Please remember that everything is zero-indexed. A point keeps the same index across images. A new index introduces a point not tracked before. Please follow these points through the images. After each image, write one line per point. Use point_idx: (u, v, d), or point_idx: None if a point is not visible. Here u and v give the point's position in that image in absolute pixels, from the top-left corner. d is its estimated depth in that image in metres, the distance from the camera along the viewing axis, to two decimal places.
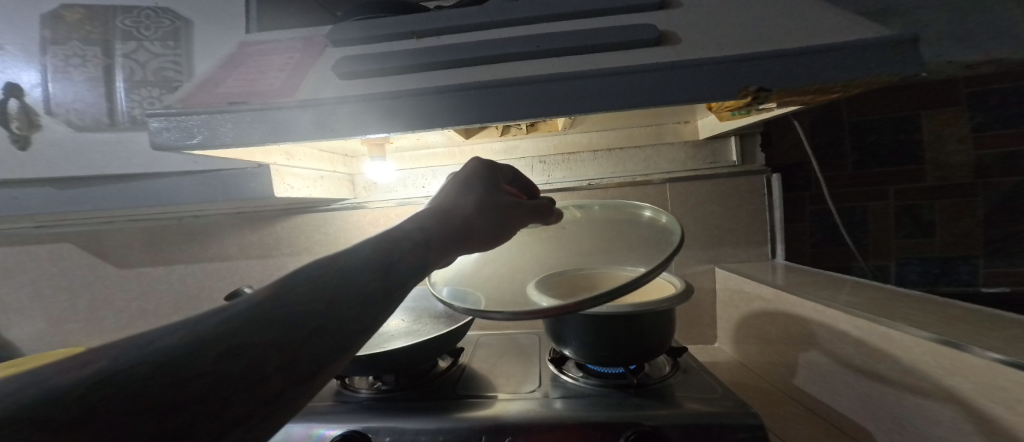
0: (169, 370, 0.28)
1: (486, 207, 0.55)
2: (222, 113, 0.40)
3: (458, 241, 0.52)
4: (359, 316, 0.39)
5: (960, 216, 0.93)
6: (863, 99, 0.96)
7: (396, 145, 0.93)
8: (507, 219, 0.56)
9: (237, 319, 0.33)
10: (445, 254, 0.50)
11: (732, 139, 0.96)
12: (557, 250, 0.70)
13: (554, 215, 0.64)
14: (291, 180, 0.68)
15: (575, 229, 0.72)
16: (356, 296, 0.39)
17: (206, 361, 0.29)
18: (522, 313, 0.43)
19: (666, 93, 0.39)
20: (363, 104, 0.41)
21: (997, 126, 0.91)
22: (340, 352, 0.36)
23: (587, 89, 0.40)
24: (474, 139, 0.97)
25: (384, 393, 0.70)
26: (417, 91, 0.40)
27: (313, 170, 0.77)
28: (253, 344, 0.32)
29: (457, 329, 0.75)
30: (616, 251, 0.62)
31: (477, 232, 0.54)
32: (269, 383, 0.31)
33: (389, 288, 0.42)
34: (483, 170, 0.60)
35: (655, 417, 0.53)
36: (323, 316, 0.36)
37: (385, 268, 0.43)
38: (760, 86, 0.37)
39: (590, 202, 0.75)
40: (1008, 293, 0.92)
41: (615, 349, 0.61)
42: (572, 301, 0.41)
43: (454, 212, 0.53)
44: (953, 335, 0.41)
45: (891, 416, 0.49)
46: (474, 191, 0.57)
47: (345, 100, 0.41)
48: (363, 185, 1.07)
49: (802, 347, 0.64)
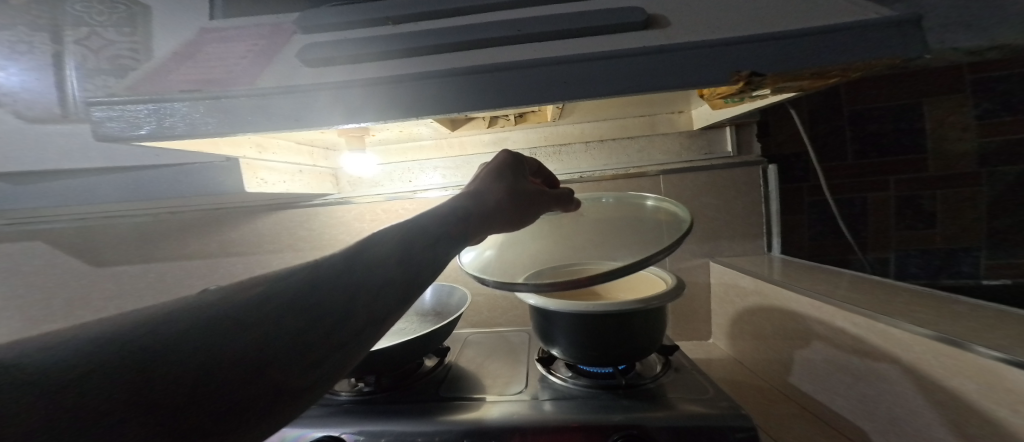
0: (205, 342, 0.31)
1: (516, 194, 0.57)
2: (173, 102, 0.36)
3: (485, 223, 0.53)
4: (375, 310, 0.40)
5: (963, 206, 0.91)
6: (863, 86, 0.93)
7: (379, 137, 0.91)
8: (535, 206, 0.58)
9: (268, 302, 0.35)
10: (472, 233, 0.52)
11: (727, 129, 0.93)
12: (564, 243, 0.67)
13: (574, 205, 0.64)
14: (264, 173, 0.65)
15: (588, 217, 0.69)
16: (373, 290, 0.40)
17: (233, 340, 0.32)
18: (545, 285, 0.45)
19: (655, 78, 0.36)
20: (324, 94, 0.37)
21: (1004, 113, 0.88)
22: (355, 343, 0.38)
23: (570, 74, 0.36)
24: (461, 130, 0.95)
25: (365, 395, 0.69)
26: (386, 81, 0.37)
27: (288, 163, 0.74)
28: (278, 330, 0.34)
29: (442, 329, 0.73)
30: (614, 245, 0.59)
31: (505, 215, 0.55)
32: (285, 368, 0.34)
33: (408, 281, 0.43)
34: (514, 159, 0.63)
35: (646, 418, 0.51)
36: (345, 306, 0.38)
37: (407, 261, 0.44)
38: (753, 70, 0.34)
39: (603, 194, 0.72)
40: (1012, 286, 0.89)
41: (604, 349, 0.59)
42: (586, 276, 0.43)
43: (486, 196, 0.55)
44: (954, 333, 0.38)
45: (889, 418, 0.47)
46: (506, 178, 0.59)
47: (306, 89, 0.37)
48: (347, 180, 1.08)
49: (798, 344, 0.62)
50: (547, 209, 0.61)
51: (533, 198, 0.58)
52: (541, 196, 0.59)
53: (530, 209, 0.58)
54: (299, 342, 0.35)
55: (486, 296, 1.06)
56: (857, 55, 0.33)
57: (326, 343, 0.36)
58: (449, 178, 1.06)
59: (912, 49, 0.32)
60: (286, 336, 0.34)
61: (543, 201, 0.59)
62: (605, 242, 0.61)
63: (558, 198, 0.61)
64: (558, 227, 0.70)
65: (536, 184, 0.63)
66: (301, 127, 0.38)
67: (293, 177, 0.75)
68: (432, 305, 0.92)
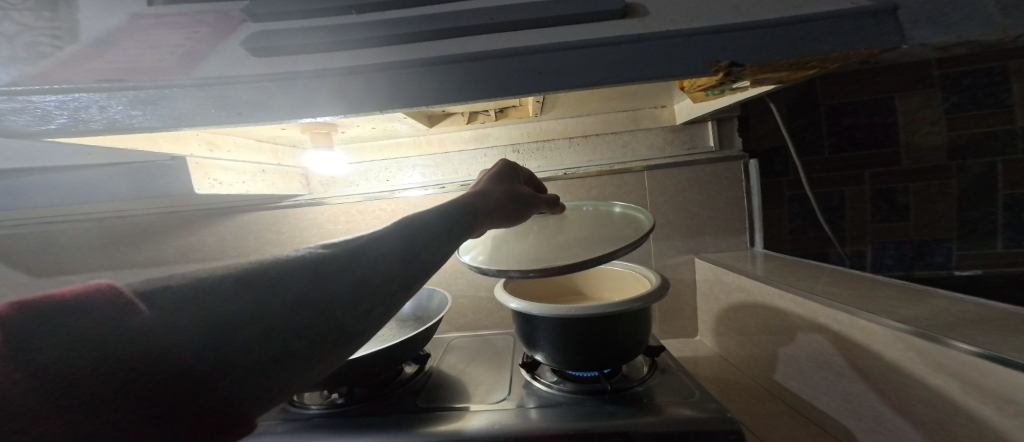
0: (232, 314, 0.31)
1: (515, 194, 0.59)
2: (92, 93, 0.32)
3: (487, 219, 0.54)
4: (388, 292, 0.40)
5: (934, 199, 0.93)
6: (838, 81, 0.95)
7: (350, 134, 0.87)
8: (532, 207, 0.61)
9: (288, 279, 0.35)
10: (477, 226, 0.53)
11: (709, 124, 0.92)
12: (549, 240, 0.64)
13: (559, 207, 0.67)
14: (217, 173, 0.61)
15: (573, 216, 0.68)
16: (383, 273, 0.41)
17: (256, 314, 0.32)
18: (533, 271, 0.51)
19: (633, 70, 0.33)
20: (272, 88, 0.34)
21: (970, 108, 0.91)
22: (366, 321, 0.39)
23: (544, 65, 0.34)
24: (440, 127, 0.92)
25: (337, 408, 0.65)
26: (345, 73, 0.34)
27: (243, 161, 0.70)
28: (297, 306, 0.34)
29: (421, 335, 0.70)
30: (596, 242, 0.58)
31: (506, 212, 0.57)
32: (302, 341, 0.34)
33: (417, 267, 0.43)
34: (511, 167, 0.64)
35: (632, 424, 0.50)
36: (358, 286, 0.39)
37: (414, 248, 0.44)
38: (733, 60, 0.32)
39: (584, 203, 0.71)
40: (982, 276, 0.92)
41: (589, 352, 0.57)
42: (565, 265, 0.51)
43: (488, 195, 0.56)
44: (931, 328, 0.38)
45: (873, 417, 0.46)
46: (507, 179, 0.61)
47: (249, 81, 0.33)
48: (319, 180, 1.04)
49: (781, 340, 0.62)
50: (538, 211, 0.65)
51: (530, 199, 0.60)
52: (536, 200, 0.62)
53: (526, 208, 0.60)
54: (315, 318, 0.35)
55: (470, 297, 1.03)
56: (846, 44, 0.31)
57: (339, 320, 0.37)
58: (430, 176, 1.03)
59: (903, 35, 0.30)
60: (302, 312, 0.35)
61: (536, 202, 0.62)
62: (590, 233, 0.62)
63: (548, 202, 0.65)
64: (547, 223, 0.68)
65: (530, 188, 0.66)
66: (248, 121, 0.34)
67: (254, 176, 0.71)
68: (412, 310, 0.88)
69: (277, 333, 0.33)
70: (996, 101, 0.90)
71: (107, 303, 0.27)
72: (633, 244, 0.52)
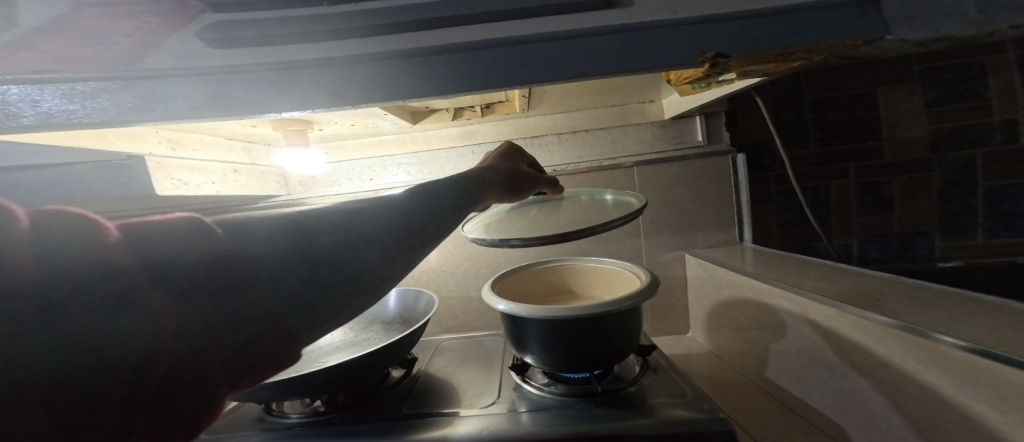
0: (233, 272, 0.29)
1: (519, 172, 0.67)
2: (26, 86, 0.29)
3: (493, 190, 0.61)
4: (397, 253, 0.40)
5: (917, 192, 0.95)
6: (823, 76, 0.95)
7: (328, 132, 0.84)
8: (532, 185, 0.69)
9: (292, 240, 0.34)
10: (485, 196, 0.59)
11: (697, 118, 0.92)
12: (548, 214, 0.67)
13: (557, 189, 0.74)
14: (182, 174, 0.70)
15: (571, 197, 0.72)
16: (390, 234, 0.40)
17: (261, 273, 0.30)
18: (533, 240, 0.56)
19: (619, 61, 0.32)
20: (236, 80, 0.31)
21: (951, 102, 0.92)
22: (376, 283, 0.37)
23: (530, 57, 0.32)
24: (424, 124, 0.90)
25: (318, 416, 0.63)
26: (316, 66, 0.31)
27: (215, 162, 0.82)
28: (304, 266, 0.33)
29: (407, 338, 0.68)
30: (590, 219, 0.60)
31: (510, 187, 0.64)
32: (309, 302, 0.32)
33: (423, 233, 0.43)
34: (515, 149, 0.72)
35: (623, 426, 0.48)
36: (365, 247, 0.38)
37: (416, 215, 0.44)
38: (718, 50, 0.31)
39: (580, 191, 0.73)
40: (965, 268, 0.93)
41: (578, 353, 0.55)
42: (558, 235, 0.55)
43: (495, 169, 0.63)
44: (918, 322, 0.38)
45: (867, 413, 0.46)
46: (512, 158, 0.70)
47: (210, 72, 0.31)
48: (298, 180, 1.02)
49: (772, 336, 0.62)
50: (538, 191, 0.72)
51: (529, 178, 0.68)
52: (536, 179, 0.70)
53: (527, 185, 0.68)
54: (322, 278, 0.34)
55: (460, 298, 1.01)
56: (839, 34, 0.30)
57: (347, 281, 0.35)
58: (415, 174, 1.00)
59: (902, 22, 0.29)
60: (308, 272, 0.33)
61: (536, 181, 0.70)
62: (586, 215, 0.62)
63: (549, 182, 0.72)
64: (547, 204, 0.71)
65: (532, 168, 0.73)
66: (206, 117, 0.31)
67: (225, 177, 0.84)
68: (398, 312, 0.86)
69: (284, 292, 0.31)
70: (974, 95, 0.92)
71: (176, 233, 0.28)
72: (624, 219, 0.54)
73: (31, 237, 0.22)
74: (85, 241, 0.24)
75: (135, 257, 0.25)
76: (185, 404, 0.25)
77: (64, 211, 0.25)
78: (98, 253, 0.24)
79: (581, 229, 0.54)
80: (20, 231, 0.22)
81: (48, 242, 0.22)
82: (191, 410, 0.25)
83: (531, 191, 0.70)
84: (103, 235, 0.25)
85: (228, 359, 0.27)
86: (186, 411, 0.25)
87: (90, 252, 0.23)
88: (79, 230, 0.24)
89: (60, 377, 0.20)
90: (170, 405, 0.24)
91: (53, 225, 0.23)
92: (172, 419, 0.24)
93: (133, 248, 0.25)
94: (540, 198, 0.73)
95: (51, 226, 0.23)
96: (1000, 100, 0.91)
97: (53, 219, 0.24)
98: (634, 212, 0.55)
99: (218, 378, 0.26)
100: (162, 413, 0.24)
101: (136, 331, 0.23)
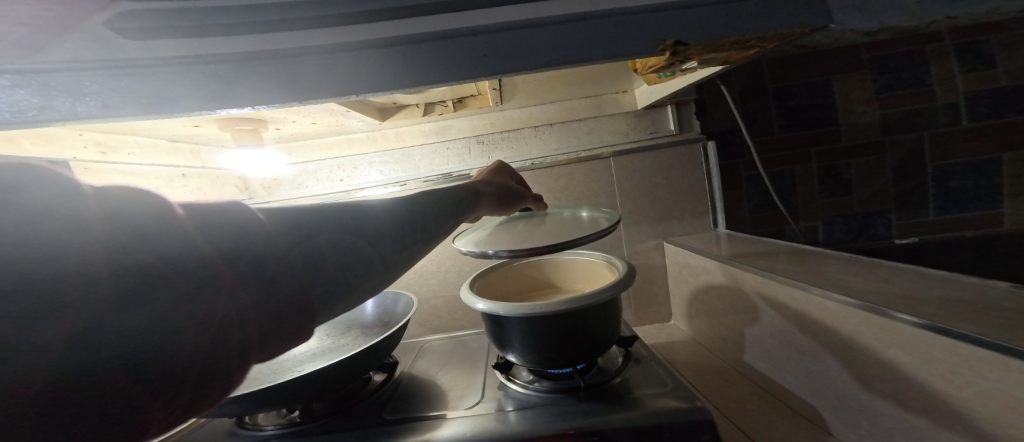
0: (262, 261, 0.29)
1: (510, 188, 0.69)
2: None
3: (485, 202, 0.62)
4: (399, 249, 0.41)
5: (873, 174, 1.00)
6: (783, 64, 0.98)
7: (283, 131, 0.80)
8: (521, 199, 0.71)
9: (303, 230, 0.34)
10: (478, 206, 0.61)
11: (669, 108, 0.93)
12: (535, 226, 0.68)
13: (542, 205, 0.76)
14: (116, 181, 0.69)
15: (556, 212, 0.73)
16: (392, 231, 0.41)
17: (284, 262, 0.31)
18: (521, 250, 0.56)
19: (580, 51, 0.31)
20: (162, 75, 0.27)
21: (898, 88, 0.98)
22: (381, 276, 0.38)
23: (492, 47, 0.30)
24: (394, 120, 0.86)
25: (295, 427, 0.60)
26: (260, 59, 0.29)
27: (157, 166, 0.77)
28: (320, 257, 0.33)
29: (385, 342, 0.64)
30: (569, 230, 0.62)
31: (504, 200, 0.66)
32: (324, 291, 0.33)
33: (422, 233, 0.44)
34: (506, 167, 0.75)
35: (606, 420, 0.48)
36: (374, 242, 0.38)
37: (413, 215, 0.45)
38: (677, 38, 0.30)
39: (564, 208, 0.75)
40: (921, 243, 0.99)
41: (561, 348, 0.55)
42: (542, 245, 0.57)
43: (489, 184, 0.65)
44: (875, 300, 0.40)
45: (836, 393, 0.48)
46: (505, 175, 0.73)
47: (139, 64, 0.27)
48: (260, 184, 0.97)
49: (746, 320, 0.63)
50: (524, 206, 0.73)
51: (519, 193, 0.71)
52: (525, 194, 0.72)
53: (516, 199, 0.70)
54: (337, 270, 0.34)
55: (443, 298, 0.98)
56: (789, 21, 0.30)
57: (358, 272, 0.36)
58: (389, 173, 0.97)
59: (847, 14, 0.30)
60: (323, 263, 0.33)
61: (525, 197, 0.72)
62: (566, 227, 0.64)
63: (536, 199, 0.74)
64: (534, 219, 0.71)
65: (520, 184, 0.76)
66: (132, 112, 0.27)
67: (170, 182, 0.80)
68: (377, 315, 0.83)
69: (305, 280, 0.32)
70: (919, 81, 0.97)
71: (224, 220, 0.29)
72: (599, 234, 0.57)
73: (102, 212, 0.23)
74: (147, 218, 0.25)
75: (191, 238, 0.26)
76: (224, 371, 0.27)
77: (132, 187, 0.26)
78: (149, 230, 0.24)
79: (557, 241, 0.57)
80: (72, 209, 0.22)
81: (122, 214, 0.24)
82: (228, 374, 0.27)
83: (522, 204, 0.72)
84: (170, 215, 0.26)
85: (262, 332, 0.28)
86: (224, 376, 0.27)
87: (151, 233, 0.24)
88: (124, 206, 0.24)
89: (126, 351, 0.22)
90: (210, 373, 0.26)
91: (102, 201, 0.24)
92: (212, 384, 0.26)
93: (180, 227, 0.26)
94: (526, 213, 0.73)
95: (101, 202, 0.24)
96: (942, 86, 0.97)
97: (121, 195, 0.25)
98: (607, 227, 0.59)
99: (252, 348, 0.28)
100: (206, 377, 0.26)
101: (190, 310, 0.25)
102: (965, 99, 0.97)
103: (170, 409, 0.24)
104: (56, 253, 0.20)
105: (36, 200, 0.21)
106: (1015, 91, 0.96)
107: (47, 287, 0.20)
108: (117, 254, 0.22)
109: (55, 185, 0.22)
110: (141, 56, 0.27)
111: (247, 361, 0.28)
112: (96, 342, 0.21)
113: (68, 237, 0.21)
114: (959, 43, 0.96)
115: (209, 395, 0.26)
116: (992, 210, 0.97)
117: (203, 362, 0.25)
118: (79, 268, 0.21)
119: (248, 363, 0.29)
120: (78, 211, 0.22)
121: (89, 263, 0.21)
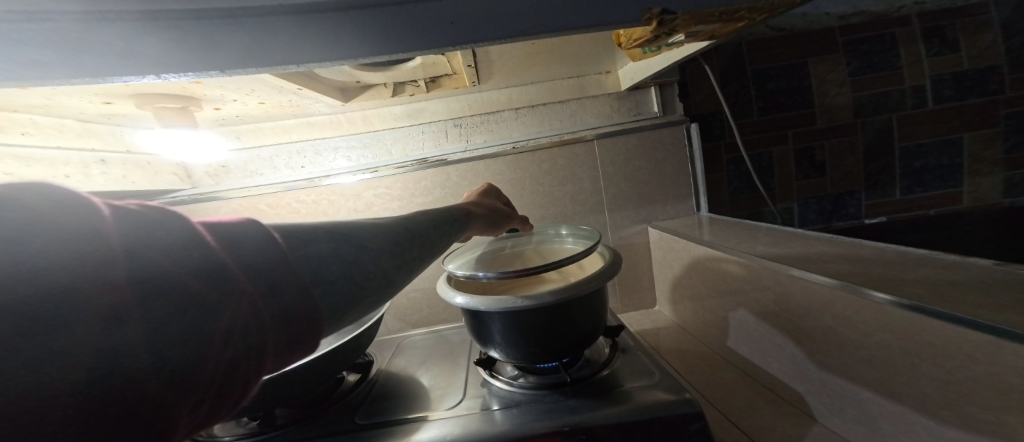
0: (278, 268, 0.27)
1: (497, 209, 0.67)
2: None
3: (473, 226, 0.60)
4: (398, 263, 0.39)
5: (845, 155, 1.02)
6: (762, 47, 0.97)
7: (224, 110, 0.71)
8: (507, 221, 0.69)
9: (303, 238, 0.31)
10: (469, 227, 0.59)
11: (652, 89, 0.91)
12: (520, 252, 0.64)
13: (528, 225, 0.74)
14: (11, 166, 0.59)
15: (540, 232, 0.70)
16: (389, 246, 0.39)
17: (298, 269, 0.28)
18: (510, 272, 0.51)
19: (561, 20, 0.27)
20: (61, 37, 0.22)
21: (868, 71, 1.00)
22: (382, 290, 0.36)
23: (464, 10, 0.26)
24: (361, 101, 0.79)
25: (258, 434, 0.55)
26: (183, 19, 0.23)
27: (63, 150, 0.67)
28: (326, 267, 0.31)
29: (355, 341, 0.59)
30: None
31: (493, 222, 0.65)
32: (336, 297, 0.31)
33: (420, 250, 0.43)
34: (493, 193, 0.73)
35: (594, 417, 0.47)
36: (375, 254, 0.36)
37: (410, 232, 0.43)
38: (664, 6, 0.26)
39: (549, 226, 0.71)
40: (887, 222, 1.03)
41: (546, 343, 0.52)
42: (528, 269, 0.51)
43: (473, 207, 0.63)
44: (852, 280, 0.40)
45: (820, 378, 0.48)
46: (493, 198, 0.72)
47: (50, 15, 0.22)
48: (204, 171, 0.89)
49: (730, 307, 0.64)
50: (510, 226, 0.71)
51: (506, 215, 0.68)
52: (512, 216, 0.70)
53: (504, 220, 0.68)
54: (345, 277, 0.32)
55: (423, 290, 0.94)
56: None
57: (363, 281, 0.34)
58: (357, 159, 0.90)
59: None
60: (332, 271, 0.31)
61: (512, 218, 0.70)
62: None
63: (523, 220, 0.73)
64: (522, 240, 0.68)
65: (508, 206, 0.74)
66: (60, 68, 0.23)
67: (86, 168, 0.70)
68: None
69: (316, 287, 0.29)
70: (889, 64, 1.00)
71: (234, 229, 0.27)
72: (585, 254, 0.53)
73: (108, 230, 0.21)
74: (156, 231, 0.23)
75: (204, 248, 0.24)
76: (242, 382, 0.25)
77: (142, 204, 0.24)
78: (152, 239, 0.22)
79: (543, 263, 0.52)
80: (52, 222, 0.19)
81: (133, 228, 0.22)
82: (245, 382, 0.25)
83: (508, 224, 0.70)
84: (179, 228, 0.24)
85: (277, 338, 0.26)
86: (243, 386, 0.25)
87: (162, 246, 0.22)
88: (129, 220, 0.22)
89: (151, 365, 0.20)
90: (227, 383, 0.23)
91: (105, 215, 0.21)
92: (231, 393, 0.24)
93: (180, 232, 0.24)
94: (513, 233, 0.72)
95: (111, 220, 0.21)
96: (909, 69, 1.00)
97: (129, 211, 0.23)
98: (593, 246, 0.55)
99: (268, 356, 0.26)
100: (226, 389, 0.24)
101: (209, 318, 0.23)
102: (930, 82, 1.00)
103: (193, 421, 0.22)
104: (47, 264, 0.18)
105: (13, 217, 0.18)
106: (974, 73, 1.00)
107: (60, 295, 0.18)
108: (134, 265, 0.20)
109: (30, 198, 0.19)
110: (51, 7, 0.21)
111: (263, 367, 0.26)
112: (118, 354, 0.19)
113: (63, 250, 0.18)
114: (925, 28, 0.99)
115: (227, 405, 0.24)
116: (951, 188, 1.02)
117: (226, 372, 0.23)
118: (95, 281, 0.19)
119: (264, 369, 0.27)
120: (76, 225, 0.20)
121: (108, 274, 0.19)
